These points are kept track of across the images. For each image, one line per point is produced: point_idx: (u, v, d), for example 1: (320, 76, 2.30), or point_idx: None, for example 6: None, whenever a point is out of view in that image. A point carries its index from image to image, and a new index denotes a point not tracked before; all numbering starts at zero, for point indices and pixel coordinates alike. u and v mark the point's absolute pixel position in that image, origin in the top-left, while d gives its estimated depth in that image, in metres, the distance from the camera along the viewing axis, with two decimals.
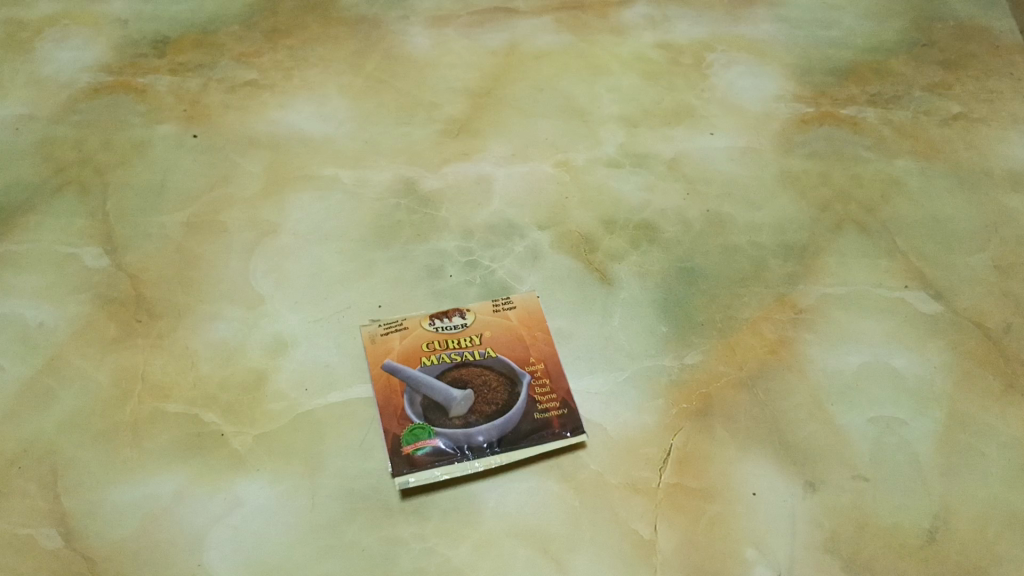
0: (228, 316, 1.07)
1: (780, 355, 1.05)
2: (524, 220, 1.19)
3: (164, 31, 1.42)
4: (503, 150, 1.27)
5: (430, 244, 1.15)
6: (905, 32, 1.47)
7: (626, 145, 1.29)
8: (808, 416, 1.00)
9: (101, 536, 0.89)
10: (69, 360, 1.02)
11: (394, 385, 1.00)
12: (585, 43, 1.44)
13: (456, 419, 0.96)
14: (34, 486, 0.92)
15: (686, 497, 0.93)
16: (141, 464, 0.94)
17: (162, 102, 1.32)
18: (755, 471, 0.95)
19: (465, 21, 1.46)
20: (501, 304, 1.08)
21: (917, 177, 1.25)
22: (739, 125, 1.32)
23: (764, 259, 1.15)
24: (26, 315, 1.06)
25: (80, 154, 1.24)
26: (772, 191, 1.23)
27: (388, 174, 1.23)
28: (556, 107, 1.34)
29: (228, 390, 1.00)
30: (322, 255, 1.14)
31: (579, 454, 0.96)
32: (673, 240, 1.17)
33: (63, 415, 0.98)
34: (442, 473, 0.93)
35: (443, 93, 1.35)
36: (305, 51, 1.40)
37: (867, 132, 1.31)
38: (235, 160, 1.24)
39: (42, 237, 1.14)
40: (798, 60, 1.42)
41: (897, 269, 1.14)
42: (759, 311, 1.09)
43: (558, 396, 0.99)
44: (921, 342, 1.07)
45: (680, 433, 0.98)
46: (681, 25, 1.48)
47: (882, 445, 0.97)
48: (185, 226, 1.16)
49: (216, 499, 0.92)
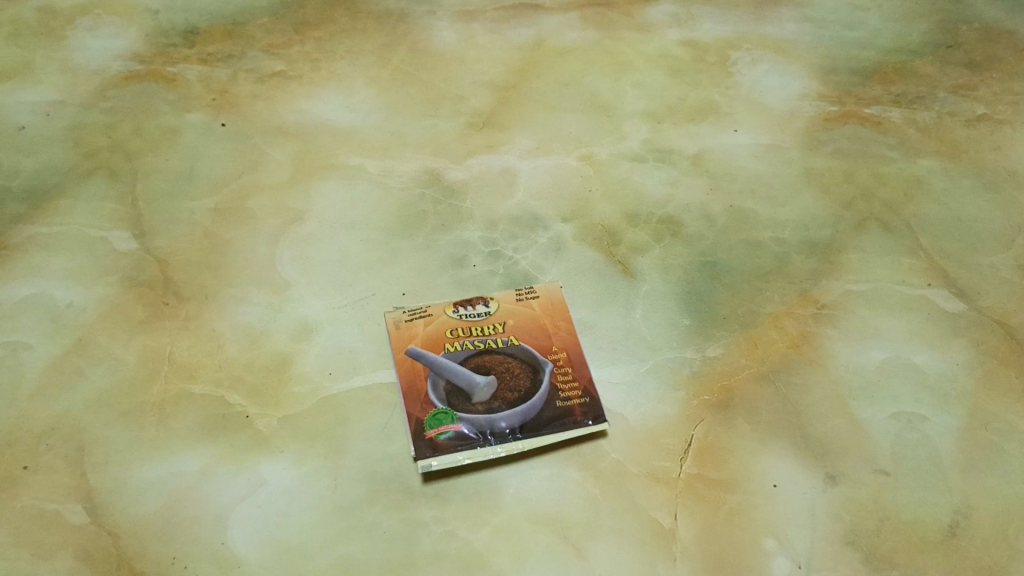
0: (254, 300, 1.08)
1: (801, 350, 1.05)
2: (548, 212, 1.19)
3: (195, 20, 1.44)
4: (527, 143, 1.28)
5: (454, 234, 1.16)
6: (931, 33, 1.47)
7: (650, 140, 1.29)
8: (829, 411, 1.00)
9: (127, 512, 0.90)
10: (97, 340, 1.04)
11: (418, 369, 1.01)
12: (611, 40, 1.45)
13: (479, 405, 0.97)
14: (61, 462, 0.94)
15: (706, 487, 0.93)
16: (168, 444, 0.95)
17: (192, 90, 1.33)
18: (775, 464, 0.95)
19: (492, 16, 1.47)
20: (524, 293, 1.09)
21: (941, 176, 1.26)
22: (763, 123, 1.32)
23: (787, 254, 1.16)
24: (56, 295, 1.08)
25: (109, 140, 1.26)
26: (796, 188, 1.23)
27: (414, 164, 1.25)
28: (582, 102, 1.35)
29: (254, 373, 1.01)
30: (348, 243, 1.15)
31: (600, 442, 0.96)
32: (696, 234, 1.18)
33: (91, 394, 0.99)
34: (465, 457, 0.94)
35: (469, 87, 1.36)
36: (333, 43, 1.42)
37: (891, 131, 1.32)
38: (263, 149, 1.25)
39: (73, 220, 1.16)
40: (823, 60, 1.42)
41: (920, 268, 1.14)
42: (782, 305, 1.10)
43: (580, 384, 1.00)
44: (944, 340, 1.07)
45: (701, 423, 0.98)
46: (707, 24, 1.48)
47: (903, 440, 0.98)
48: (213, 212, 1.18)
49: (240, 479, 0.93)
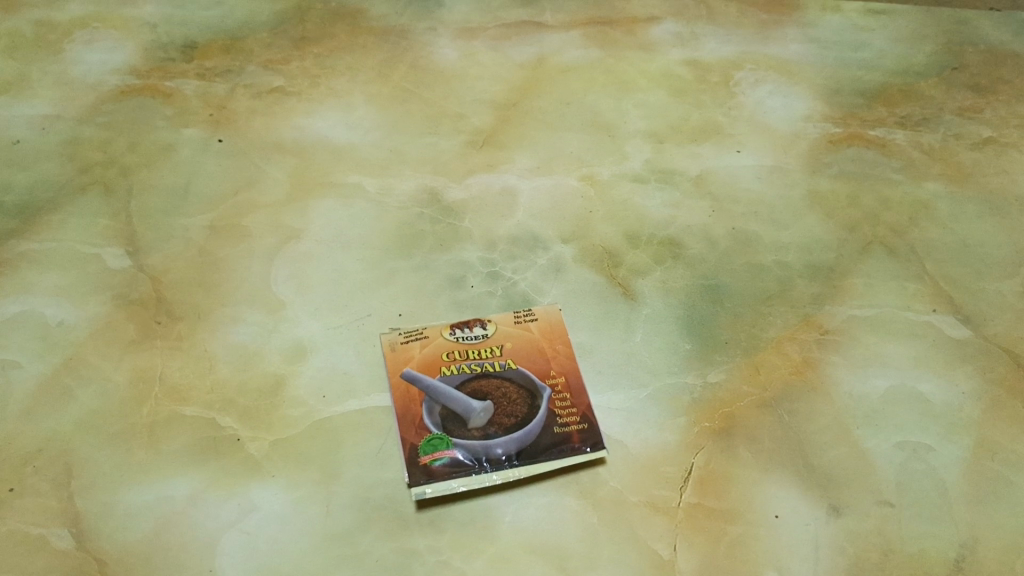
0: (247, 320, 1.06)
1: (805, 376, 1.03)
2: (548, 233, 1.18)
3: (194, 35, 1.42)
4: (528, 162, 1.27)
5: (452, 254, 1.14)
6: (936, 55, 1.46)
7: (652, 161, 1.28)
8: (833, 439, 0.98)
9: (113, 538, 0.88)
10: (88, 359, 1.02)
11: (413, 394, 0.99)
12: (613, 59, 1.43)
13: (475, 430, 0.95)
14: (47, 485, 0.91)
15: (707, 518, 0.91)
16: (157, 467, 0.93)
17: (189, 106, 1.32)
18: (778, 494, 0.93)
19: (494, 34, 1.46)
20: (523, 315, 1.07)
21: (947, 200, 1.24)
22: (766, 144, 1.31)
23: (790, 278, 1.14)
24: (46, 313, 1.06)
25: (105, 155, 1.24)
26: (799, 211, 1.22)
27: (413, 183, 1.23)
28: (583, 121, 1.33)
29: (246, 395, 0.99)
30: (344, 262, 1.13)
31: (598, 470, 0.94)
32: (698, 257, 1.16)
33: (80, 414, 0.97)
34: (459, 485, 0.92)
35: (469, 105, 1.34)
36: (333, 59, 1.40)
37: (896, 154, 1.30)
38: (259, 165, 1.24)
39: (65, 236, 1.14)
40: (827, 81, 1.41)
41: (925, 294, 1.13)
42: (785, 330, 1.08)
43: (578, 411, 0.98)
44: (949, 367, 1.05)
45: (701, 451, 0.96)
46: (709, 44, 1.47)
47: (908, 471, 0.96)
48: (208, 229, 1.16)
49: (230, 504, 0.90)
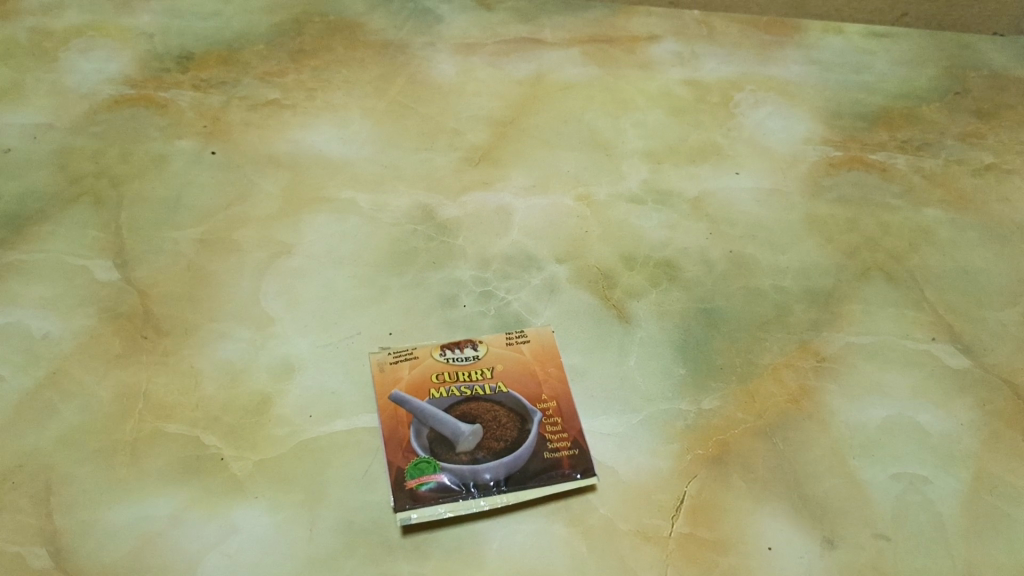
0: (235, 336, 1.05)
1: (800, 404, 1.01)
2: (543, 253, 1.16)
3: (191, 46, 1.41)
4: (524, 180, 1.25)
5: (445, 272, 1.13)
6: (938, 79, 1.45)
7: (650, 181, 1.26)
8: (828, 469, 0.96)
9: (91, 558, 0.86)
10: (72, 373, 1.00)
11: (401, 416, 0.97)
12: (612, 77, 1.42)
13: (463, 455, 0.93)
14: (26, 502, 0.90)
15: (698, 548, 0.89)
16: (139, 485, 0.91)
17: (184, 117, 1.30)
18: (771, 524, 0.91)
19: (492, 50, 1.45)
20: (515, 337, 1.05)
21: (947, 227, 1.23)
22: (766, 167, 1.29)
23: (787, 303, 1.12)
24: (31, 325, 1.04)
25: (96, 165, 1.23)
26: (798, 235, 1.20)
27: (406, 199, 1.21)
28: (580, 140, 1.32)
29: (231, 413, 0.97)
30: (335, 279, 1.11)
31: (588, 497, 0.92)
32: (694, 280, 1.14)
33: (62, 429, 0.95)
34: (446, 510, 0.90)
35: (466, 121, 1.33)
36: (330, 72, 1.39)
37: (896, 178, 1.29)
38: (252, 178, 1.22)
39: (53, 247, 1.12)
40: (828, 104, 1.40)
41: (924, 322, 1.11)
42: (781, 357, 1.06)
43: (569, 436, 0.96)
44: (948, 398, 1.03)
45: (694, 479, 0.94)
46: (710, 64, 1.46)
47: (905, 503, 0.94)
48: (198, 243, 1.15)
49: (211, 525, 0.88)
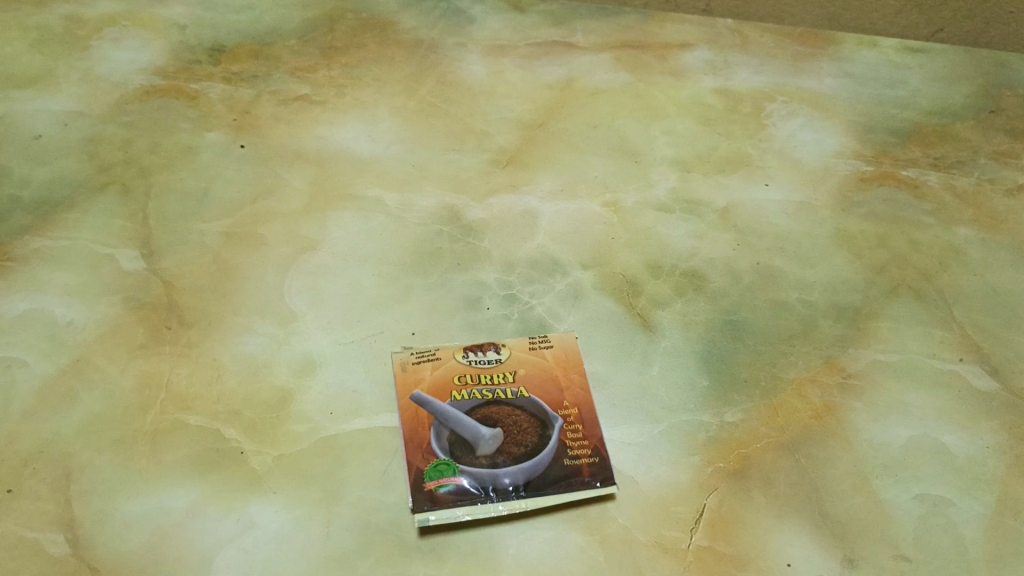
0: (258, 331, 1.05)
1: (824, 421, 1.00)
2: (568, 258, 1.15)
3: (222, 39, 1.42)
4: (551, 184, 1.25)
5: (470, 274, 1.12)
6: (973, 97, 1.44)
7: (678, 190, 1.26)
8: (851, 488, 0.95)
9: (108, 547, 0.86)
10: (94, 362, 1.00)
11: (421, 417, 0.97)
12: (643, 84, 1.41)
13: (483, 458, 0.93)
14: (45, 488, 0.90)
15: (716, 562, 0.88)
16: (158, 476, 0.91)
17: (213, 109, 1.31)
18: (791, 541, 0.90)
19: (523, 53, 1.44)
20: (538, 342, 1.05)
21: (978, 247, 1.21)
22: (796, 179, 1.28)
23: (814, 318, 1.11)
24: (56, 312, 1.04)
25: (126, 155, 1.23)
26: (826, 249, 1.19)
27: (433, 200, 1.21)
28: (609, 146, 1.31)
29: (252, 407, 0.97)
30: (359, 277, 1.11)
31: (607, 505, 0.92)
32: (720, 291, 1.13)
33: (84, 417, 0.95)
34: (464, 513, 0.90)
35: (495, 123, 1.33)
36: (360, 69, 1.39)
37: (927, 196, 1.27)
38: (280, 173, 1.23)
39: (80, 234, 1.13)
40: (860, 118, 1.39)
41: (952, 342, 1.10)
42: (806, 372, 1.05)
43: (590, 443, 0.95)
44: (974, 420, 1.02)
45: (714, 492, 0.93)
46: (742, 73, 1.45)
47: (927, 525, 0.92)
48: (225, 236, 1.15)
49: (228, 519, 0.88)
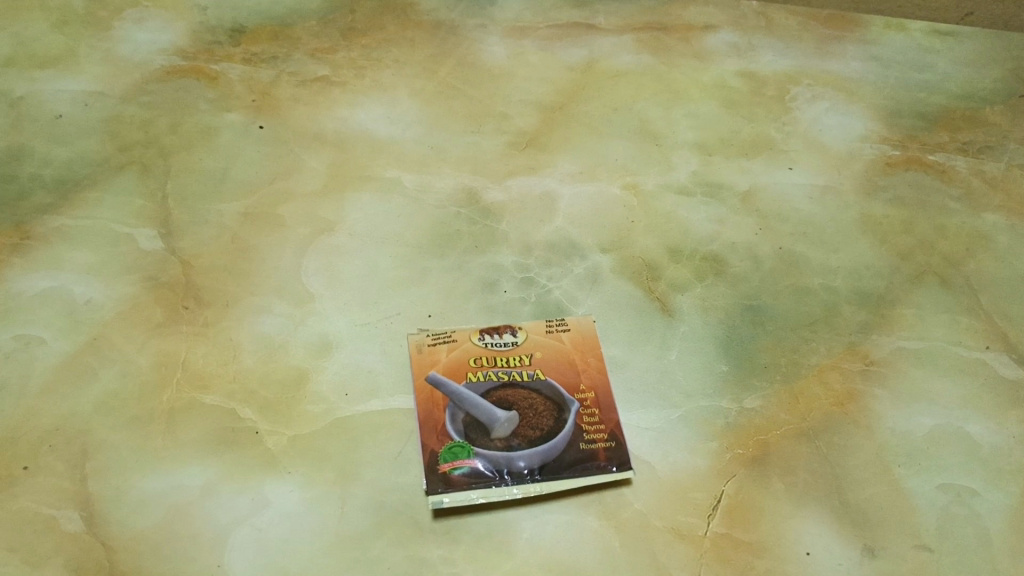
0: (275, 311, 1.04)
1: (846, 408, 0.99)
2: (587, 242, 1.14)
3: (243, 19, 1.41)
4: (571, 167, 1.23)
5: (487, 257, 1.12)
6: (1003, 81, 1.41)
7: (699, 173, 1.24)
8: (872, 476, 0.93)
9: (124, 525, 0.86)
10: (113, 340, 1.00)
11: (437, 399, 0.96)
12: (665, 67, 1.39)
13: (498, 441, 0.92)
14: (62, 465, 0.90)
15: (733, 550, 0.87)
16: (174, 455, 0.91)
17: (233, 90, 1.30)
18: (811, 530, 0.89)
19: (545, 34, 1.43)
20: (555, 325, 1.04)
21: (1006, 233, 1.19)
22: (820, 163, 1.26)
23: (837, 304, 1.09)
24: (75, 291, 1.05)
25: (146, 135, 1.23)
26: (850, 235, 1.17)
27: (451, 181, 1.20)
28: (631, 128, 1.29)
29: (268, 387, 0.97)
30: (377, 258, 1.11)
31: (623, 490, 0.91)
32: (741, 276, 1.12)
33: (101, 395, 0.96)
34: (478, 496, 0.89)
35: (515, 105, 1.31)
36: (380, 51, 1.38)
37: (955, 181, 1.25)
38: (299, 154, 1.22)
39: (100, 213, 1.13)
40: (886, 102, 1.36)
41: (978, 329, 1.08)
42: (828, 359, 1.03)
43: (606, 428, 0.94)
44: (999, 410, 1.00)
45: (732, 479, 0.92)
46: (767, 56, 1.43)
47: (950, 516, 0.91)
48: (243, 216, 1.14)
49: (243, 498, 0.88)
